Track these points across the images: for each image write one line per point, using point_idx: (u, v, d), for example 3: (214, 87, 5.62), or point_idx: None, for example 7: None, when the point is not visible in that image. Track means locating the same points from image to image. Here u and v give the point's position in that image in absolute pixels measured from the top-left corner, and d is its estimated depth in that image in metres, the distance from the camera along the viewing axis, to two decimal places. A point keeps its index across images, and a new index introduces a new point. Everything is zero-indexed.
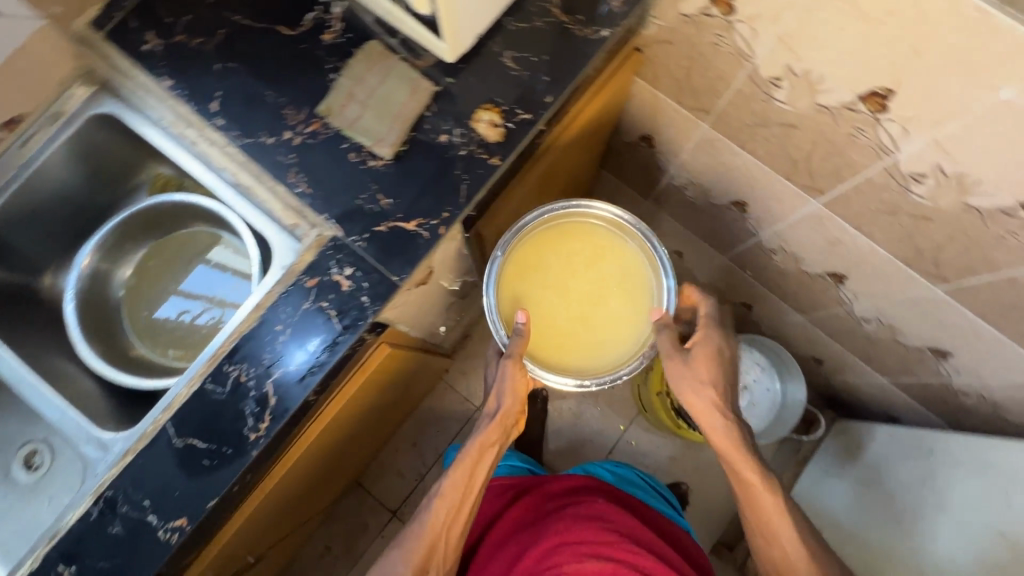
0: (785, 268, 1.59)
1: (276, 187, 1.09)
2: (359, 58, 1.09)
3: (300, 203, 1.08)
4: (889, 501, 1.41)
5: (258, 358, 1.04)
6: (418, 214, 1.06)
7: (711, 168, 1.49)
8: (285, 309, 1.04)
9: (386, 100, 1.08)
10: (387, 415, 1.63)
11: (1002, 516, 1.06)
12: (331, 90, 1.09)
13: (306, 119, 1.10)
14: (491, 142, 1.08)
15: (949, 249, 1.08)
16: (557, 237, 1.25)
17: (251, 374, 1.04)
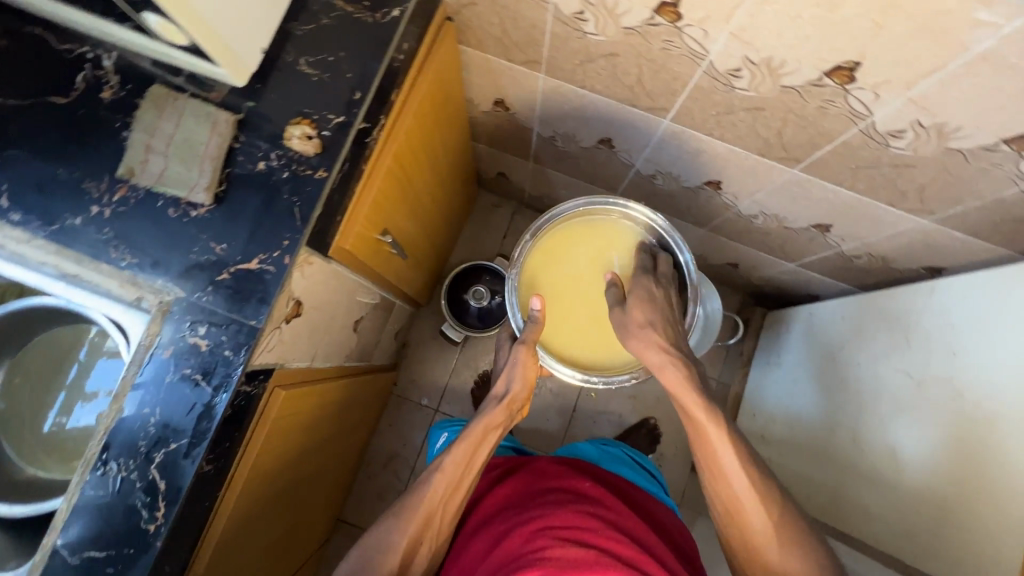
0: (801, 276, 1.20)
1: (107, 277, 0.60)
2: (152, 104, 0.60)
3: (138, 293, 0.60)
4: (845, 372, 0.97)
5: (97, 473, 0.56)
6: (264, 247, 0.60)
7: (679, 158, 0.93)
8: (126, 469, 0.56)
9: (198, 140, 0.60)
10: (359, 419, 1.19)
11: (999, 399, 0.66)
12: (130, 145, 0.60)
13: (109, 181, 0.60)
14: (315, 164, 0.62)
15: (938, 194, 0.72)
16: (584, 242, 0.92)
17: (89, 510, 0.56)
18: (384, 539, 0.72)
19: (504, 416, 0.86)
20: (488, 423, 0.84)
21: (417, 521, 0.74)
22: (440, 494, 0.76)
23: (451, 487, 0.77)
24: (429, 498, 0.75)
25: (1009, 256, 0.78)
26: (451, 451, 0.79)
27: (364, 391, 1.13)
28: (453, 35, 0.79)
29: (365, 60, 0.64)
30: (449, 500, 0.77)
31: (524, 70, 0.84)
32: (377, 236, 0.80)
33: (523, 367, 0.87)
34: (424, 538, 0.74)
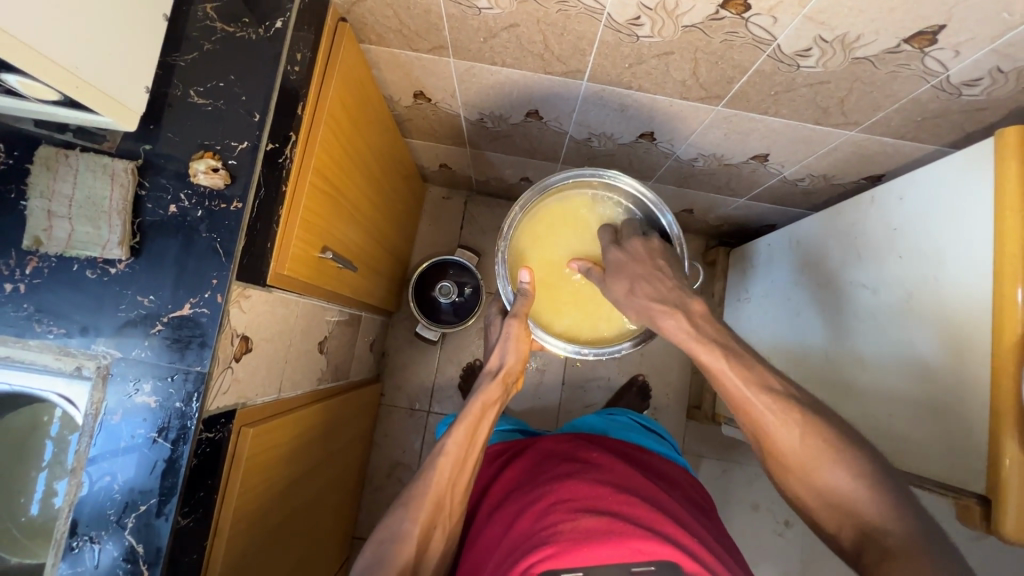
0: (753, 209, 1.21)
1: (29, 353, 0.58)
2: (41, 171, 0.57)
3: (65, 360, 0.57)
4: (822, 292, 0.94)
5: (84, 531, 0.56)
6: (195, 292, 0.58)
7: (610, 120, 0.92)
8: (102, 529, 0.56)
9: (94, 197, 0.57)
10: (350, 434, 1.16)
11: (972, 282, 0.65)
12: (26, 217, 0.57)
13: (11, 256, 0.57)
14: (228, 197, 0.60)
15: (861, 103, 0.72)
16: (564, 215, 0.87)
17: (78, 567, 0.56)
18: (397, 530, 0.64)
19: (501, 390, 0.79)
20: (487, 399, 0.77)
21: (428, 508, 0.66)
22: (446, 479, 0.69)
23: (458, 470, 0.70)
24: (438, 482, 0.68)
25: (938, 151, 0.80)
26: (452, 433, 0.72)
27: (348, 408, 1.11)
28: (351, 35, 0.76)
29: (256, 80, 0.62)
30: (456, 485, 0.70)
31: (432, 57, 0.82)
32: (318, 253, 0.78)
33: (517, 342, 0.81)
34: (439, 523, 0.68)
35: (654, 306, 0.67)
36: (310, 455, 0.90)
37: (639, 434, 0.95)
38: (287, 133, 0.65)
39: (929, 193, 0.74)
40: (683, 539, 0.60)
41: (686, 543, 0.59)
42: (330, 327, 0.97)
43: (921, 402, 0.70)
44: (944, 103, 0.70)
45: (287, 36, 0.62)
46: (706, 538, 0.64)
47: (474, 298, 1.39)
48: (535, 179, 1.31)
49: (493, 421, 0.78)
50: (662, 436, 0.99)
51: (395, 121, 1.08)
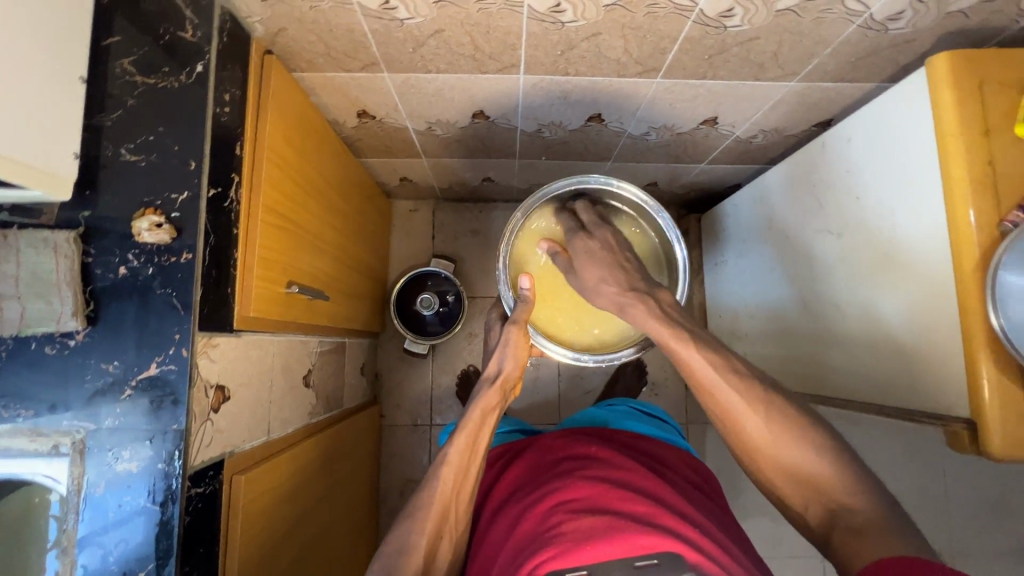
0: (715, 173, 1.22)
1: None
2: None
3: (38, 441, 0.56)
4: (792, 246, 0.95)
5: None
6: (159, 352, 0.57)
7: (555, 108, 0.92)
8: None
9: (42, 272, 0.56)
10: (353, 464, 1.15)
11: (929, 226, 0.65)
12: None
13: None
14: (178, 250, 0.59)
15: (794, 52, 0.73)
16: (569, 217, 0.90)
17: None
18: (404, 542, 0.63)
19: (499, 396, 0.79)
20: (487, 406, 0.77)
21: (433, 518, 0.66)
22: (449, 486, 0.69)
23: (461, 477, 0.70)
24: (441, 493, 0.68)
25: (878, 88, 0.81)
26: (454, 442, 0.73)
27: (347, 437, 1.11)
28: (280, 66, 0.75)
29: (187, 128, 0.61)
30: (460, 494, 0.70)
31: (367, 75, 0.82)
32: (284, 289, 0.77)
33: (516, 348, 0.82)
34: (445, 533, 0.67)
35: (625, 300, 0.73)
36: (313, 491, 0.89)
37: (637, 421, 0.95)
38: (230, 175, 0.64)
39: (873, 132, 0.74)
40: (684, 530, 0.60)
41: (688, 534, 0.59)
42: (313, 359, 0.97)
43: (900, 340, 0.70)
44: (874, 41, 0.70)
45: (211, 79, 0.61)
46: (707, 526, 0.64)
47: (456, 305, 1.39)
48: (497, 177, 1.31)
49: (494, 427, 0.78)
50: (662, 420, 1.00)
51: (345, 143, 1.07)
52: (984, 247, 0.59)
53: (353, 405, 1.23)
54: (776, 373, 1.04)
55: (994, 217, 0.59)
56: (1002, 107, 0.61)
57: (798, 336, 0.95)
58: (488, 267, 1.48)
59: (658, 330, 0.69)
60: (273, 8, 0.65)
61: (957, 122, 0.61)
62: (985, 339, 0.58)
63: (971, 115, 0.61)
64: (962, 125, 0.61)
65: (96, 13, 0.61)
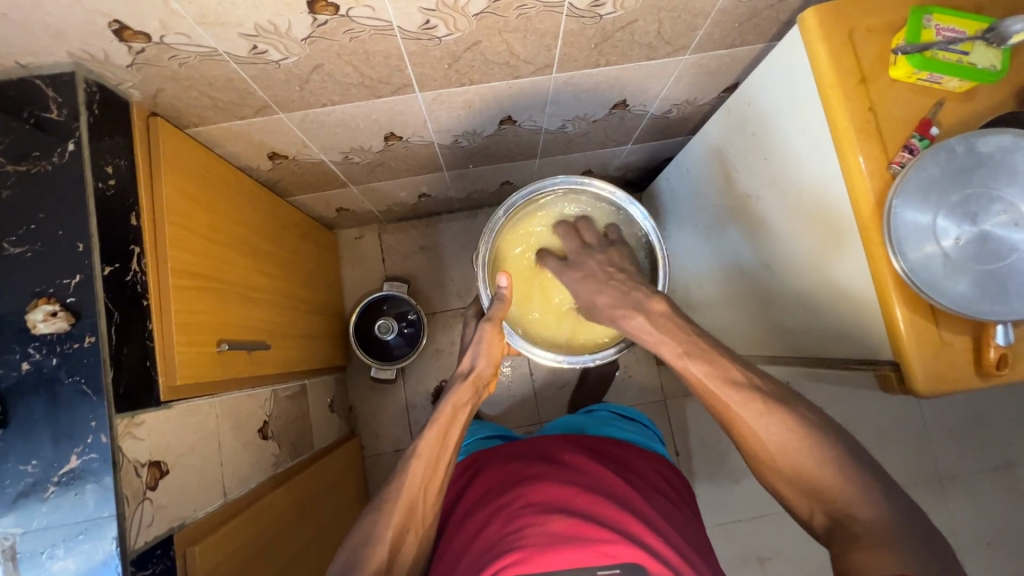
0: (644, 151, 1.22)
1: None
2: None
3: None
4: (721, 214, 0.96)
5: None
6: (78, 442, 0.56)
7: (464, 118, 0.91)
8: None
9: None
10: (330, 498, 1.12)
11: (829, 178, 0.66)
12: None
13: None
14: (80, 334, 0.57)
15: (676, 27, 0.73)
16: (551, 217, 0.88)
17: None
18: (370, 534, 0.62)
19: (471, 393, 0.78)
20: (458, 401, 0.76)
21: (400, 510, 0.65)
22: (419, 482, 0.67)
23: (430, 473, 0.68)
24: (411, 487, 0.66)
25: (768, 47, 0.82)
26: (425, 434, 0.71)
27: (324, 480, 1.09)
28: (169, 126, 0.74)
29: (70, 210, 0.59)
30: (429, 487, 0.68)
31: (263, 119, 0.80)
32: (213, 348, 0.75)
33: (490, 345, 0.80)
34: (412, 527, 0.65)
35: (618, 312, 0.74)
36: (289, 543, 0.88)
37: (618, 427, 0.93)
38: (127, 247, 0.63)
39: (768, 92, 0.75)
40: (648, 537, 0.60)
41: (651, 542, 0.59)
42: (268, 410, 0.95)
43: (826, 293, 0.71)
44: (749, 6, 0.71)
45: (86, 156, 0.60)
46: (672, 533, 0.64)
47: (417, 325, 1.38)
48: (433, 192, 1.30)
49: (465, 425, 0.76)
50: (642, 424, 0.98)
51: (266, 186, 1.05)
52: (878, 191, 0.60)
53: (324, 445, 1.21)
54: (731, 339, 1.05)
55: (883, 160, 0.61)
56: (873, 53, 0.62)
57: (741, 299, 0.96)
58: (443, 280, 1.48)
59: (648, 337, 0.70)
60: (141, 72, 0.64)
61: (834, 73, 0.62)
62: (892, 280, 0.59)
63: (846, 65, 0.62)
64: (839, 76, 0.62)
65: None
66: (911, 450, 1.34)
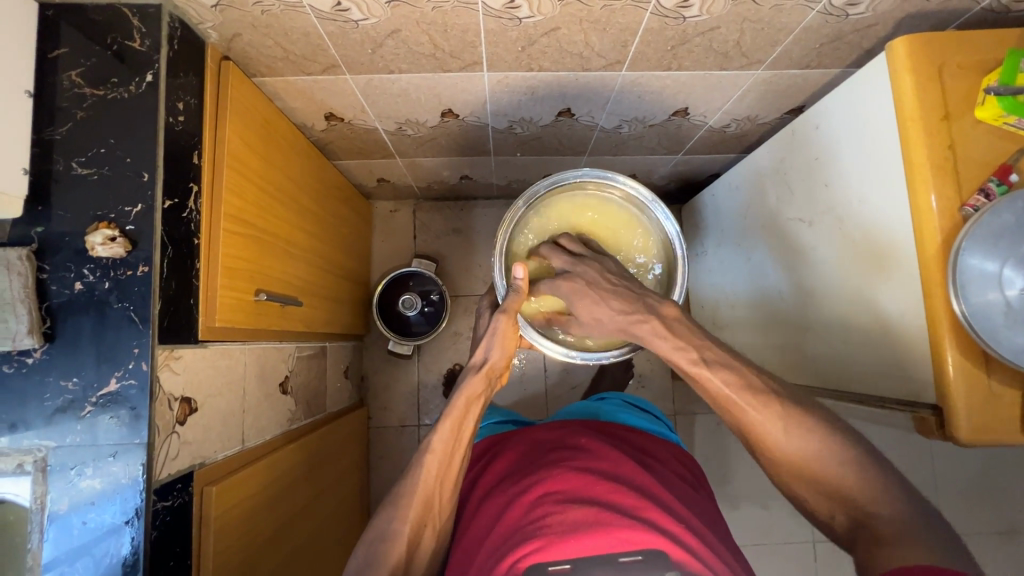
0: (693, 162, 1.21)
1: None
2: None
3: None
4: (767, 234, 0.94)
5: None
6: (118, 365, 0.57)
7: (523, 103, 0.91)
8: None
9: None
10: (336, 455, 1.13)
11: (893, 214, 0.65)
12: None
13: None
14: (131, 262, 0.58)
15: (757, 38, 0.72)
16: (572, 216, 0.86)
17: None
18: (386, 529, 0.61)
19: (484, 384, 0.74)
20: (471, 394, 0.72)
21: (418, 507, 0.63)
22: (433, 478, 0.65)
23: (445, 468, 0.66)
24: (426, 482, 0.65)
25: (843, 73, 0.80)
26: (439, 428, 0.68)
27: (331, 440, 1.10)
28: (238, 72, 0.74)
29: (139, 140, 0.60)
30: (445, 482, 0.66)
31: (329, 78, 0.80)
32: (251, 298, 0.76)
33: (505, 337, 0.76)
34: (430, 522, 0.64)
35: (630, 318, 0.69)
36: (292, 497, 0.88)
37: (630, 415, 0.92)
38: (187, 184, 0.64)
39: (839, 117, 0.74)
40: (670, 525, 0.59)
41: (674, 529, 0.59)
42: (290, 365, 0.96)
43: (869, 328, 0.70)
44: (835, 28, 0.70)
45: (161, 90, 0.61)
46: (696, 521, 0.63)
47: (439, 306, 1.38)
48: (474, 175, 1.30)
49: (479, 416, 0.73)
50: (654, 415, 0.97)
51: (316, 146, 1.06)
52: (945, 232, 0.59)
53: (332, 409, 1.20)
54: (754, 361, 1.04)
55: (955, 202, 0.59)
56: (961, 92, 0.61)
57: (773, 321, 0.95)
58: (470, 264, 1.48)
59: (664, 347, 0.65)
60: (224, 14, 0.64)
61: (917, 106, 0.61)
62: (948, 322, 0.58)
63: (931, 100, 0.61)
64: (922, 111, 0.61)
65: (42, 25, 0.60)
66: None
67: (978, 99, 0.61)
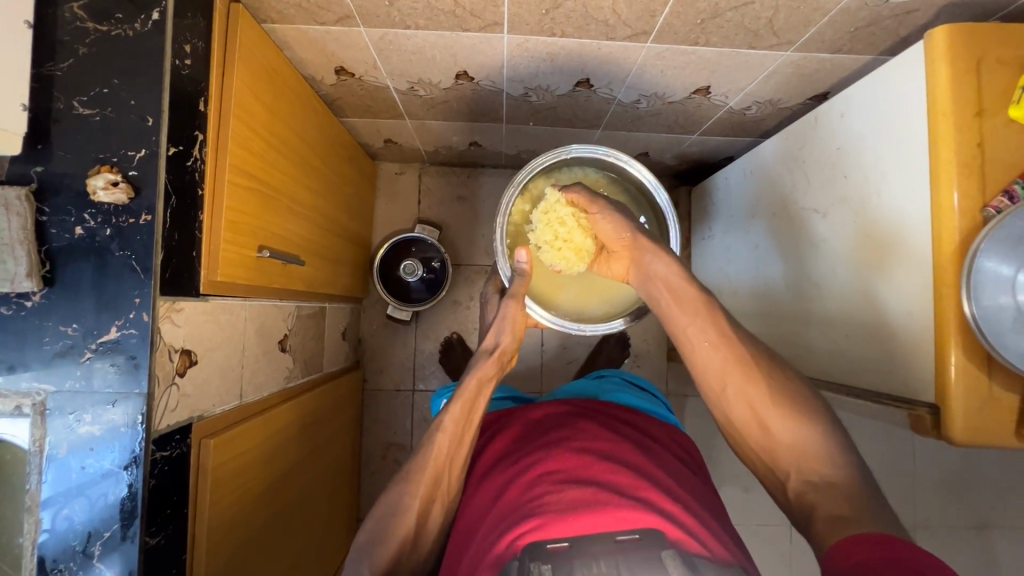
0: (707, 144, 1.18)
1: None
2: None
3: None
4: (779, 222, 0.93)
5: (52, 556, 0.56)
6: (118, 314, 0.56)
7: (540, 70, 0.88)
8: (70, 556, 0.56)
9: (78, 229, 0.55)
10: (332, 417, 1.13)
11: (912, 210, 0.64)
12: None
13: None
14: (133, 210, 0.57)
15: (791, 17, 0.69)
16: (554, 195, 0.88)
17: None
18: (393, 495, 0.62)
19: (496, 367, 0.77)
20: (482, 377, 0.74)
21: (424, 477, 0.63)
22: (444, 455, 0.66)
23: (456, 444, 0.67)
24: (435, 458, 0.65)
25: (875, 61, 0.78)
26: (450, 409, 0.69)
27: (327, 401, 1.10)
28: (247, 15, 0.70)
29: (146, 83, 0.58)
30: (455, 460, 0.67)
31: (342, 29, 0.77)
32: (254, 253, 0.75)
33: (514, 322, 0.79)
34: (434, 490, 0.65)
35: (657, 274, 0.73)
36: (286, 453, 0.88)
37: (628, 394, 0.93)
38: (192, 132, 0.61)
39: (867, 107, 0.72)
40: (666, 504, 0.60)
41: (670, 509, 0.60)
42: (289, 324, 0.95)
43: (874, 325, 0.70)
44: (873, 11, 0.67)
45: (169, 30, 0.58)
46: (692, 502, 0.64)
47: (440, 273, 1.36)
48: (484, 142, 1.27)
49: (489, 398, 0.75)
50: (651, 395, 0.98)
51: (324, 101, 1.02)
52: (964, 231, 0.58)
53: (329, 370, 1.20)
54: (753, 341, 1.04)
55: (978, 203, 0.58)
56: (996, 89, 0.59)
57: (776, 307, 0.95)
58: (474, 233, 1.46)
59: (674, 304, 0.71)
60: None
61: (952, 101, 0.59)
62: (955, 323, 0.58)
63: (965, 95, 0.59)
64: (956, 106, 0.59)
65: None
66: (901, 495, 1.34)
67: (1014, 97, 0.59)
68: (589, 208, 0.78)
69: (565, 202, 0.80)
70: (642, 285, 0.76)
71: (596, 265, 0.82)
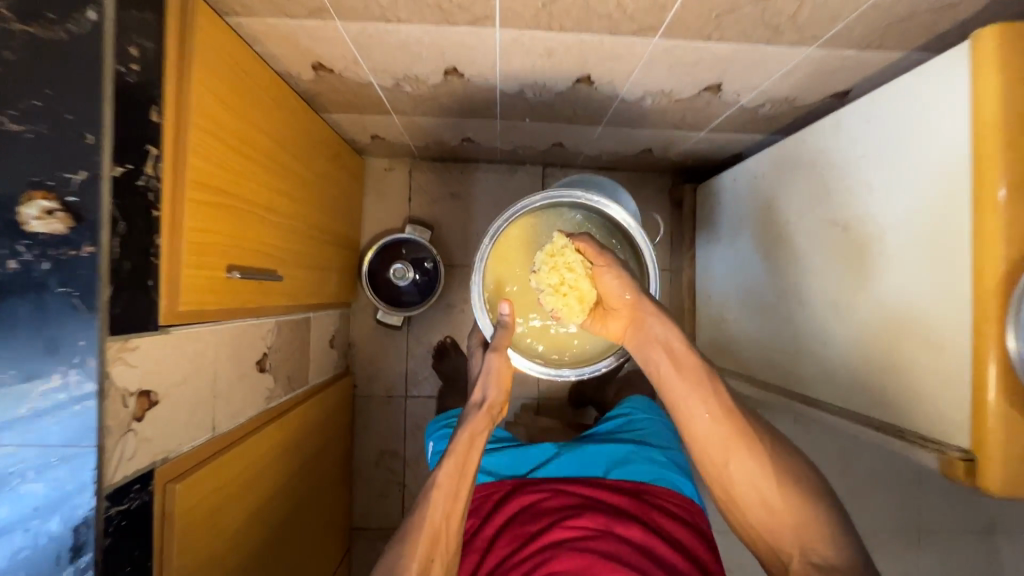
0: (715, 141, 1.11)
1: None
2: None
3: None
4: (790, 231, 0.87)
5: None
6: (58, 359, 0.50)
7: (536, 66, 0.80)
8: None
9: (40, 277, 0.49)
10: (328, 443, 1.13)
11: (948, 232, 0.58)
12: None
13: None
14: (72, 240, 0.50)
15: (818, 10, 0.61)
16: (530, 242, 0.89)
17: None
18: None
19: (486, 420, 0.78)
20: (474, 431, 0.76)
21: None
22: (440, 513, 0.69)
23: (450, 499, 0.71)
24: (430, 520, 0.68)
25: (906, 58, 0.70)
26: (443, 465, 0.72)
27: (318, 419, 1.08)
28: (207, 9, 0.63)
29: (84, 94, 0.50)
30: (451, 517, 0.70)
31: (316, 23, 0.69)
32: (222, 275, 0.69)
33: (500, 375, 0.79)
34: None
35: (653, 342, 0.78)
36: (275, 474, 0.86)
37: (644, 455, 0.94)
38: (141, 147, 0.54)
39: (899, 112, 0.65)
40: None
41: None
42: (270, 341, 0.89)
43: (899, 357, 0.64)
44: (911, 4, 0.59)
45: (108, 31, 0.50)
46: None
47: (433, 274, 1.30)
48: (477, 138, 1.19)
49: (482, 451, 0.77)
50: (665, 446, 0.99)
51: (303, 98, 0.95)
52: (1010, 261, 0.52)
53: (317, 382, 1.14)
54: (751, 372, 1.00)
55: None
56: None
57: (781, 333, 0.90)
58: (468, 233, 1.39)
59: (670, 374, 0.77)
60: None
61: (999, 110, 0.52)
62: (997, 364, 0.52)
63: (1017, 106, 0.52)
64: (1006, 118, 0.52)
65: None
66: (906, 502, 1.31)
67: None
68: (596, 259, 0.80)
69: (573, 248, 0.82)
70: (639, 347, 0.80)
71: (591, 318, 0.85)
